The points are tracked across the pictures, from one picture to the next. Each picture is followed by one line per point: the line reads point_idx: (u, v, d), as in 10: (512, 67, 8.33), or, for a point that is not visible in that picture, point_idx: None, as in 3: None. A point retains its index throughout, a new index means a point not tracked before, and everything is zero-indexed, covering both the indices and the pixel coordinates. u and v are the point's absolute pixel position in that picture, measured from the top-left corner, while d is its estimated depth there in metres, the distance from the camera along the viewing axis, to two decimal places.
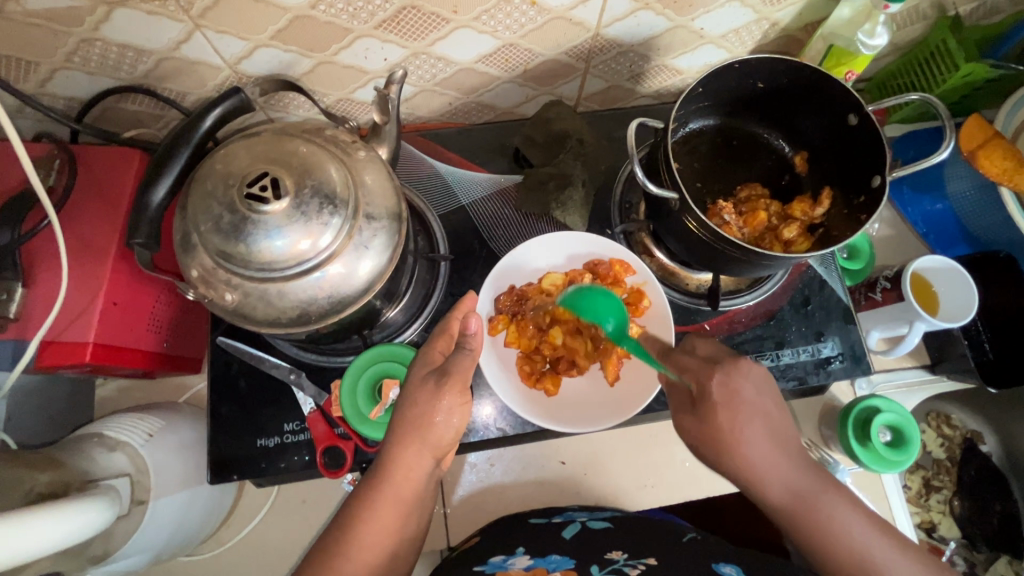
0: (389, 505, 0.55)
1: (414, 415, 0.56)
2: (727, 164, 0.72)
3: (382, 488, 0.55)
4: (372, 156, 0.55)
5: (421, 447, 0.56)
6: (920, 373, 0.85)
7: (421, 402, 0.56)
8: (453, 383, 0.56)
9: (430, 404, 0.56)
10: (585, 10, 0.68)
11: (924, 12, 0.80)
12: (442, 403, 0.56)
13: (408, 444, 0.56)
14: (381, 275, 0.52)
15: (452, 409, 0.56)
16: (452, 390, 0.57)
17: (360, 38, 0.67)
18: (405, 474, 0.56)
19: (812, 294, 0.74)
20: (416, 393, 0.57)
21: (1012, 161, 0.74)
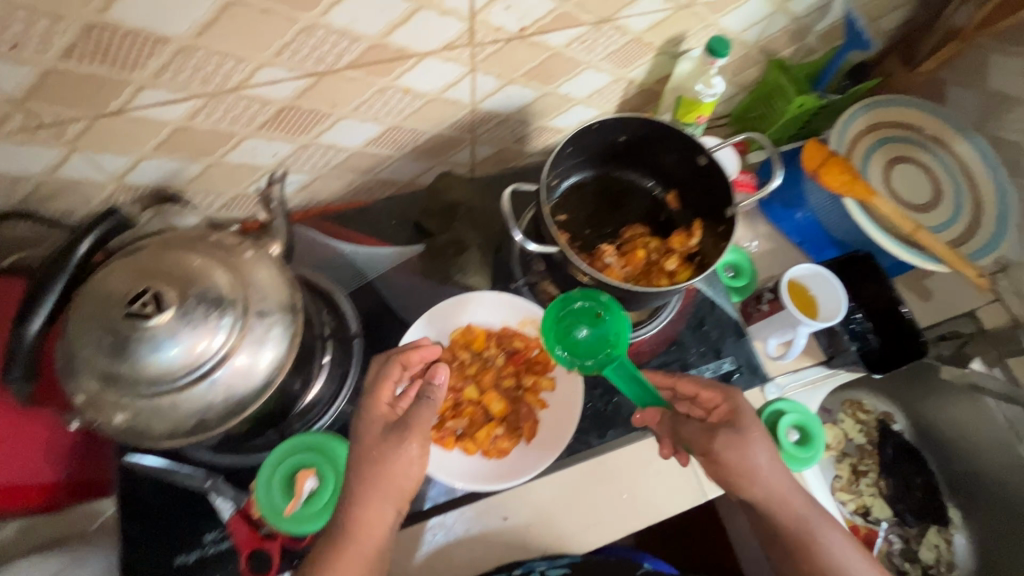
0: (359, 564, 0.55)
1: (371, 460, 0.58)
2: (607, 209, 0.79)
3: (349, 543, 0.56)
4: (260, 254, 0.57)
5: (389, 499, 0.58)
6: (821, 369, 0.91)
7: (372, 447, 0.58)
8: (415, 434, 0.58)
9: (388, 447, 0.58)
10: (458, 91, 0.75)
11: (754, 58, 0.93)
12: (405, 454, 0.58)
13: (371, 500, 0.58)
14: (280, 366, 0.53)
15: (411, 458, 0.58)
16: (415, 439, 0.59)
17: (245, 139, 0.70)
18: (371, 527, 0.57)
19: (706, 315, 0.81)
20: (382, 445, 0.58)
21: (849, 174, 0.86)
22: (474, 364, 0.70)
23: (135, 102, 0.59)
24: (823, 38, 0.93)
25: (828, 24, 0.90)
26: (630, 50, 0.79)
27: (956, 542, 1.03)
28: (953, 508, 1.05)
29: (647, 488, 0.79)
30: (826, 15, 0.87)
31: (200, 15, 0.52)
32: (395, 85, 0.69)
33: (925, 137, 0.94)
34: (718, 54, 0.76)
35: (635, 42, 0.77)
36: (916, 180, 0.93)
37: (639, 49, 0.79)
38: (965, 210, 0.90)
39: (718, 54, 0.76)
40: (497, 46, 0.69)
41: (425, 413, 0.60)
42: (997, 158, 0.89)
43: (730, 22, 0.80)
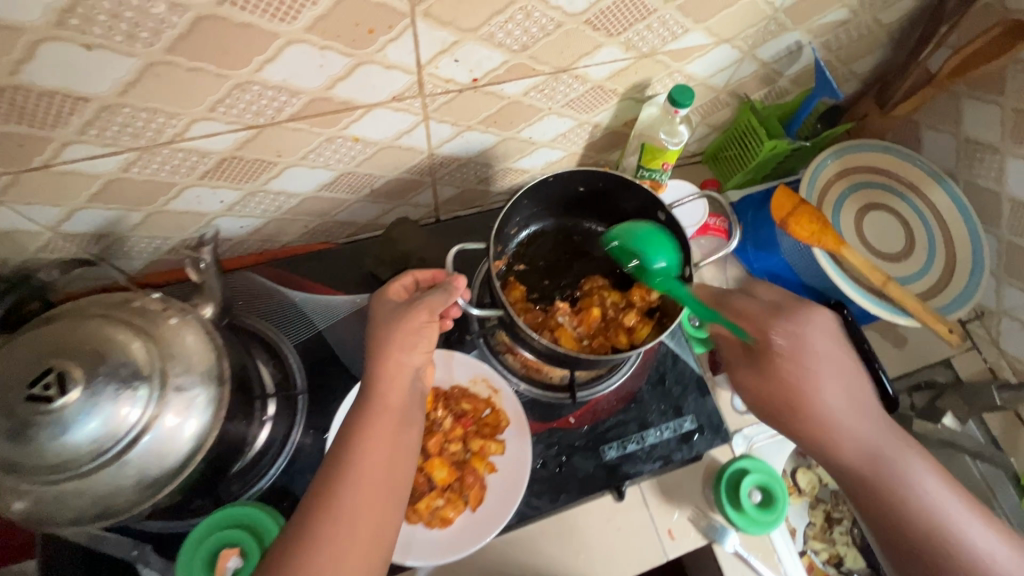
0: (381, 421, 0.54)
1: (391, 336, 0.57)
2: (565, 261, 0.77)
3: (372, 405, 0.55)
4: (186, 320, 0.54)
5: (399, 341, 0.57)
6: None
7: (392, 337, 0.57)
8: (422, 303, 0.58)
9: (403, 355, 0.57)
10: (412, 138, 0.72)
11: (725, 101, 0.91)
12: (413, 321, 0.57)
13: (386, 356, 0.56)
14: (200, 445, 0.50)
15: (415, 345, 0.57)
16: (421, 314, 0.58)
17: (187, 188, 0.67)
18: (385, 383, 0.56)
19: (667, 371, 0.78)
20: (388, 318, 0.58)
21: (818, 224, 0.84)
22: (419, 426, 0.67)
23: (61, 157, 0.56)
24: (795, 81, 0.91)
25: (798, 69, 0.88)
26: (591, 96, 0.77)
27: None
28: None
29: (604, 550, 0.76)
30: (796, 60, 0.86)
31: (120, 74, 0.49)
32: (343, 134, 0.67)
33: (897, 183, 0.92)
34: (681, 104, 0.74)
35: (596, 89, 0.75)
36: (887, 229, 0.92)
37: (601, 95, 0.77)
38: (938, 261, 0.88)
39: (681, 103, 0.74)
40: (449, 96, 0.67)
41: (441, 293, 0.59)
42: (970, 205, 0.86)
43: (695, 69, 0.78)
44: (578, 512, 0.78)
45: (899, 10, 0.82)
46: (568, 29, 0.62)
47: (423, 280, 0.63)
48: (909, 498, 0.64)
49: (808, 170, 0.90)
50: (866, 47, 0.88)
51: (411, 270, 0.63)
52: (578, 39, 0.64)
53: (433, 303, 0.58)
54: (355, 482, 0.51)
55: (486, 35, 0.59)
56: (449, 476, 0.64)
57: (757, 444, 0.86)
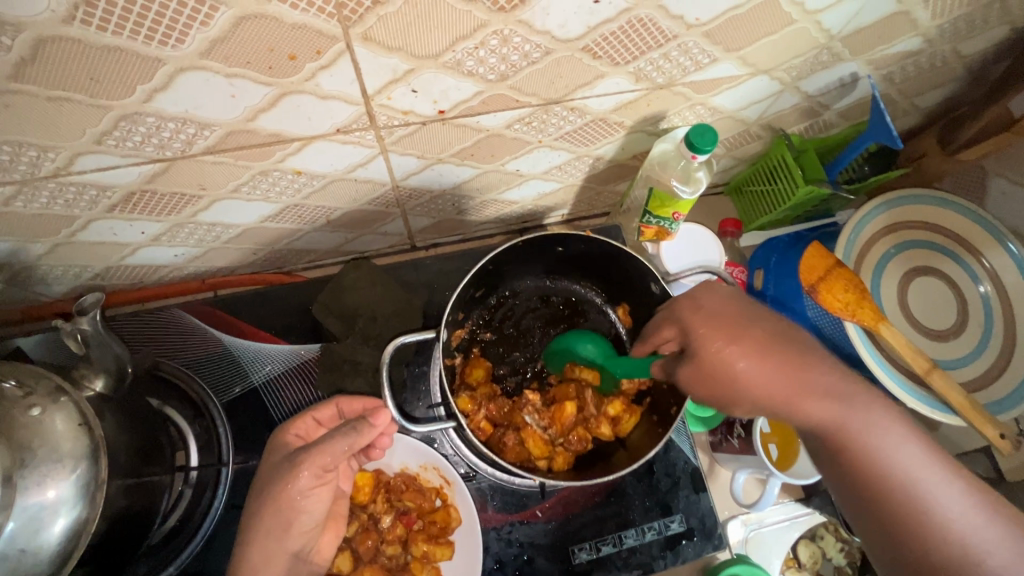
0: None
1: (270, 502, 0.48)
2: (544, 326, 0.66)
3: None
4: (51, 408, 0.44)
5: (276, 515, 0.48)
6: (795, 506, 0.80)
7: (267, 510, 0.48)
8: (308, 464, 0.48)
9: (274, 540, 0.48)
10: (369, 170, 0.60)
11: (756, 134, 0.76)
12: (296, 485, 0.48)
13: (255, 539, 0.48)
14: (64, 558, 0.43)
15: (305, 502, 0.48)
16: (307, 469, 0.48)
17: (94, 221, 0.56)
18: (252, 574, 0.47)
19: (657, 459, 0.67)
20: (272, 477, 0.49)
21: (855, 293, 0.70)
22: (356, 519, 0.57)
23: None
24: (844, 115, 0.76)
25: (850, 102, 0.73)
26: (592, 129, 0.63)
27: None
28: None
29: None
30: (849, 93, 0.71)
31: None
32: (279, 167, 0.55)
33: (952, 243, 0.77)
34: (701, 149, 0.60)
35: (598, 121, 0.61)
36: (932, 297, 0.78)
37: (604, 128, 0.63)
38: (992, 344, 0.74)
39: (701, 148, 0.60)
40: (410, 129, 0.54)
41: (332, 442, 0.48)
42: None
43: (722, 101, 0.64)
44: None
45: (985, 40, 0.67)
46: (560, 57, 0.48)
47: (348, 412, 0.56)
48: (942, 541, 0.47)
49: (847, 228, 0.75)
50: (936, 80, 0.73)
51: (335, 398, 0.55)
52: (573, 67, 0.51)
53: (325, 459, 0.48)
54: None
55: (450, 62, 0.46)
56: None
57: (756, 534, 0.78)
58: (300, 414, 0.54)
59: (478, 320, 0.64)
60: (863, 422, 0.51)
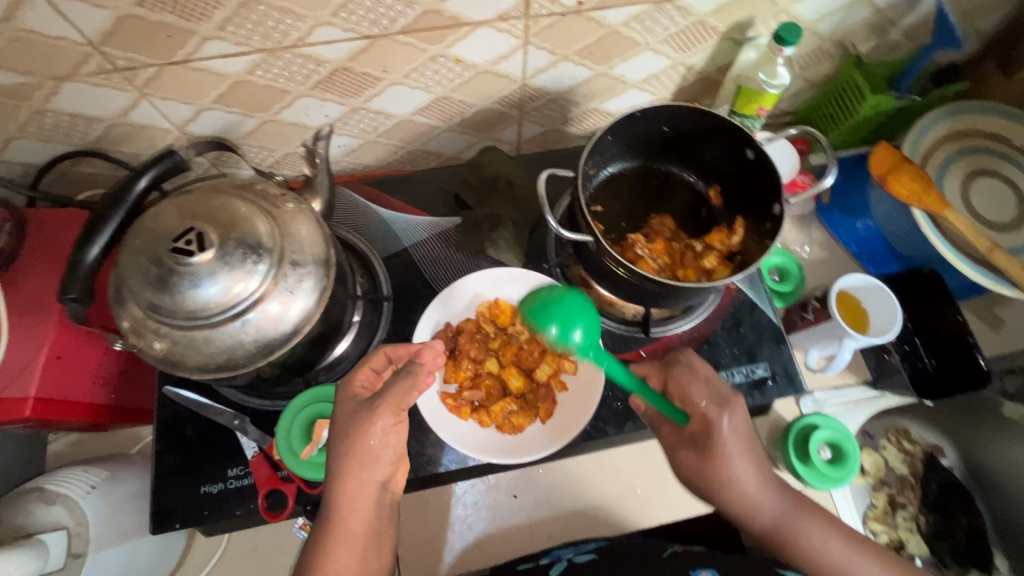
0: (347, 546, 0.57)
1: (355, 450, 0.57)
2: (646, 202, 0.77)
3: (334, 528, 0.57)
4: (301, 207, 0.59)
5: (356, 461, 0.57)
6: (867, 390, 0.86)
7: (350, 458, 0.57)
8: (385, 404, 0.58)
9: (367, 471, 0.58)
10: (509, 64, 0.74)
11: (829, 52, 0.87)
12: (376, 425, 0.57)
13: (350, 475, 0.57)
14: (310, 317, 0.55)
15: (385, 431, 0.58)
16: (386, 412, 0.58)
17: (299, 98, 0.72)
18: (349, 503, 0.57)
19: (744, 317, 0.77)
20: (348, 425, 0.58)
21: (920, 183, 0.79)
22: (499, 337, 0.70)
23: (200, 52, 0.62)
24: (908, 35, 0.86)
25: (915, 19, 0.84)
26: (691, 33, 0.76)
27: None
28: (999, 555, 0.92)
29: (661, 486, 0.76)
30: (913, 9, 0.81)
31: None
32: (446, 54, 0.69)
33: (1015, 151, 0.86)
34: (787, 42, 0.72)
35: (697, 24, 0.74)
36: (999, 198, 0.86)
37: (702, 32, 0.76)
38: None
39: (787, 41, 0.71)
40: (552, 20, 0.68)
41: (403, 385, 0.59)
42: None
43: (803, 9, 0.76)
44: (639, 448, 0.77)
45: None
46: None
47: (397, 359, 0.63)
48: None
49: (913, 130, 0.86)
50: (994, 1, 0.82)
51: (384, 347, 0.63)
52: None
53: (389, 409, 0.58)
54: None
55: None
56: (517, 394, 0.67)
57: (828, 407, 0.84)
58: (358, 365, 0.62)
59: (592, 193, 0.76)
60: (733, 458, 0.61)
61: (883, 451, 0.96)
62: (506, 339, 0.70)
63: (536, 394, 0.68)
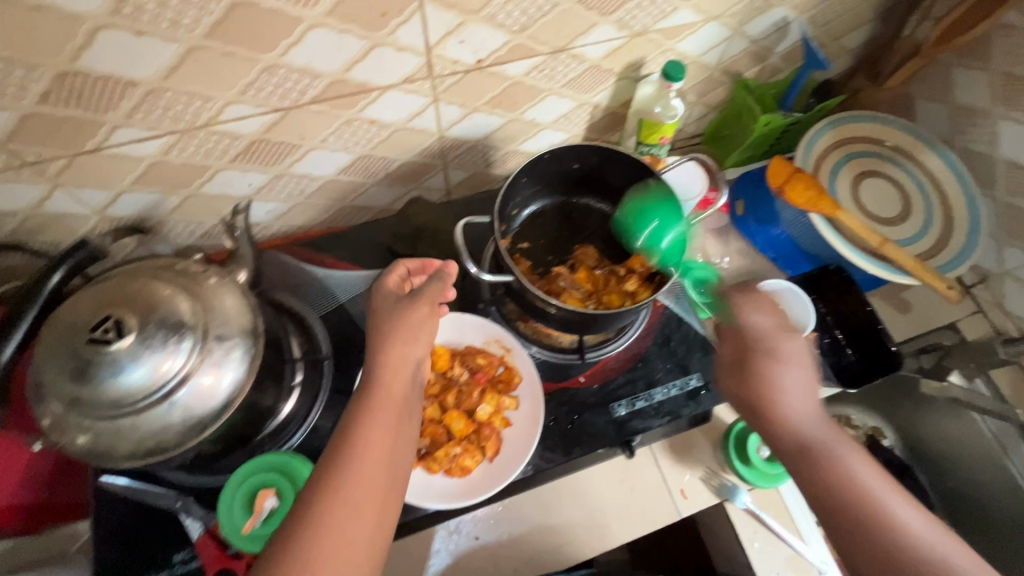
0: (389, 408, 0.59)
1: (402, 322, 0.65)
2: (569, 233, 0.81)
3: (374, 392, 0.60)
4: (224, 281, 0.60)
5: (397, 331, 0.64)
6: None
7: (393, 325, 0.64)
8: (421, 299, 0.66)
9: (407, 346, 0.63)
10: (423, 119, 0.78)
11: (719, 80, 0.95)
12: (411, 315, 0.65)
13: (391, 346, 0.63)
14: (240, 388, 0.55)
15: (423, 323, 0.65)
16: (422, 304, 0.66)
17: (219, 171, 0.73)
18: (387, 373, 0.61)
19: (672, 332, 0.82)
20: (392, 313, 0.65)
21: (812, 190, 0.87)
22: (441, 381, 0.72)
23: (110, 139, 0.63)
24: (785, 59, 0.96)
25: (788, 46, 0.93)
26: (589, 76, 0.82)
27: None
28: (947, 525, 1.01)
29: (621, 506, 0.78)
30: (784, 36, 0.90)
31: (166, 59, 0.56)
32: (360, 117, 0.73)
33: (895, 152, 0.95)
34: (674, 79, 0.79)
35: (593, 69, 0.80)
36: (886, 195, 0.95)
37: (599, 75, 0.82)
38: (935, 224, 0.91)
39: (674, 78, 0.79)
40: (457, 77, 0.72)
41: (434, 286, 0.67)
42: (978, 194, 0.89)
43: (686, 47, 0.83)
44: (594, 472, 0.80)
45: None
46: (563, 9, 0.68)
47: (415, 268, 0.70)
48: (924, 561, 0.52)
49: (803, 142, 0.95)
50: (851, 24, 0.93)
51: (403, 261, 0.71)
52: (573, 18, 0.70)
53: (422, 310, 0.66)
54: (337, 500, 0.53)
55: (487, 16, 0.65)
56: (462, 436, 0.68)
57: None
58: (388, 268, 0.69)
59: (515, 232, 0.80)
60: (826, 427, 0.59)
61: None
62: (447, 383, 0.72)
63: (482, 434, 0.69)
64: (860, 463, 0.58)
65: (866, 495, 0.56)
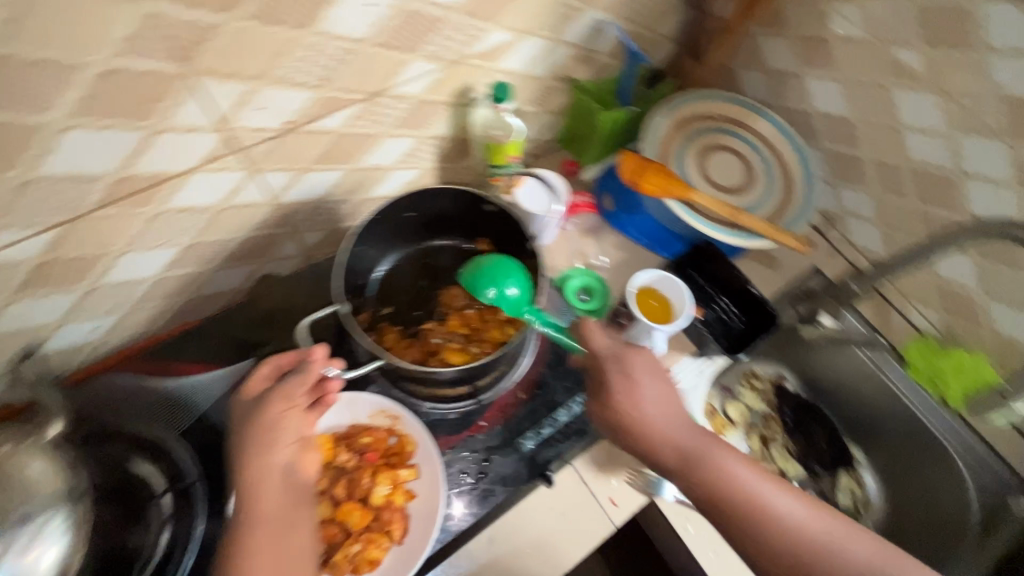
0: (269, 528, 0.56)
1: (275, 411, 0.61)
2: (431, 282, 0.78)
3: (247, 516, 0.57)
4: None
5: (256, 443, 0.59)
6: (699, 361, 0.96)
7: (253, 437, 0.59)
8: (277, 395, 0.61)
9: (267, 454, 0.59)
10: (247, 194, 0.71)
11: (555, 86, 0.96)
12: (270, 415, 0.60)
13: (251, 459, 0.59)
14: (66, 563, 0.54)
15: (293, 420, 0.61)
16: (279, 403, 0.61)
17: (7, 307, 0.62)
18: (254, 493, 0.58)
19: (564, 349, 0.81)
20: (253, 421, 0.60)
21: (663, 179, 0.90)
22: (330, 474, 0.66)
23: None
24: (612, 54, 0.98)
25: (610, 42, 0.94)
26: (419, 112, 0.79)
27: (866, 483, 1.06)
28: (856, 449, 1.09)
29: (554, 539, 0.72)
30: (604, 34, 0.92)
31: None
32: (167, 209, 0.64)
33: (728, 123, 1.00)
34: (502, 99, 0.81)
35: (420, 103, 0.77)
36: (730, 165, 1.00)
37: (428, 108, 0.79)
38: (779, 187, 0.98)
39: (502, 98, 0.81)
40: (268, 144, 0.66)
41: (293, 383, 0.61)
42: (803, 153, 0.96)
43: (509, 64, 0.82)
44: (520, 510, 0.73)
45: None
46: (363, 55, 0.64)
47: (281, 366, 0.64)
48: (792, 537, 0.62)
49: (646, 132, 0.97)
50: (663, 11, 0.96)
51: (270, 359, 0.64)
52: (377, 61, 0.66)
53: (278, 405, 0.61)
54: None
55: (278, 77, 0.59)
56: (364, 527, 0.63)
57: None
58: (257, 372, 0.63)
59: (373, 300, 0.75)
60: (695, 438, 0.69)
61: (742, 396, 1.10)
62: (338, 474, 0.66)
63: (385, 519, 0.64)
64: (735, 462, 0.67)
65: (742, 491, 0.65)
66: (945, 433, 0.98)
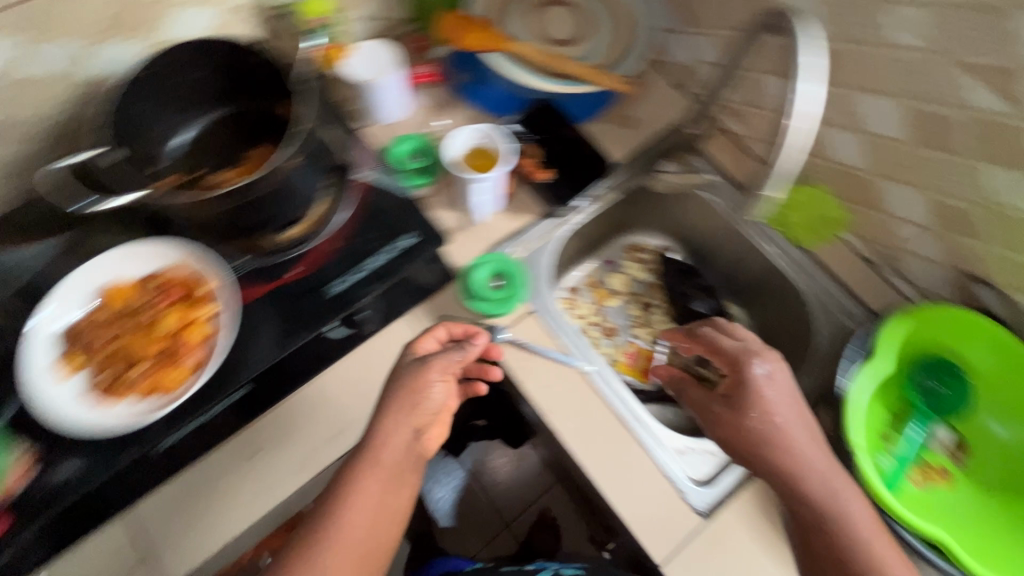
0: (373, 478, 0.68)
1: (404, 395, 0.71)
2: None
3: (369, 461, 0.68)
4: None
5: (397, 403, 0.70)
6: (550, 221, 0.96)
7: (397, 397, 0.71)
8: (436, 369, 0.72)
9: (398, 420, 0.70)
10: (32, 65, 0.73)
11: None
12: (430, 380, 0.71)
13: (388, 415, 0.70)
14: None
15: (438, 383, 0.72)
16: (439, 385, 0.72)
17: None
18: (380, 443, 0.69)
19: (380, 202, 0.85)
20: (402, 387, 0.71)
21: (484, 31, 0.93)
22: (147, 301, 0.73)
23: None
24: None
25: None
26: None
27: None
28: (733, 305, 1.13)
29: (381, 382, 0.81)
30: None
31: None
32: None
33: None
34: None
35: None
36: (563, 20, 1.02)
37: None
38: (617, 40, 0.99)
39: None
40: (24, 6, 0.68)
41: (452, 356, 0.74)
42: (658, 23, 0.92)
43: None
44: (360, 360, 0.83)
45: None
46: None
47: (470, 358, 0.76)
48: None
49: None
50: None
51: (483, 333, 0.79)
52: None
53: (438, 371, 0.72)
54: (351, 507, 0.67)
55: None
56: (150, 362, 0.70)
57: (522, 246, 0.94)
58: (427, 333, 0.77)
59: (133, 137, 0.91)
60: (834, 488, 0.72)
61: (624, 268, 1.18)
62: (150, 302, 0.73)
63: (174, 363, 0.70)
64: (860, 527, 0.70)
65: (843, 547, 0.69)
66: (805, 278, 0.95)
